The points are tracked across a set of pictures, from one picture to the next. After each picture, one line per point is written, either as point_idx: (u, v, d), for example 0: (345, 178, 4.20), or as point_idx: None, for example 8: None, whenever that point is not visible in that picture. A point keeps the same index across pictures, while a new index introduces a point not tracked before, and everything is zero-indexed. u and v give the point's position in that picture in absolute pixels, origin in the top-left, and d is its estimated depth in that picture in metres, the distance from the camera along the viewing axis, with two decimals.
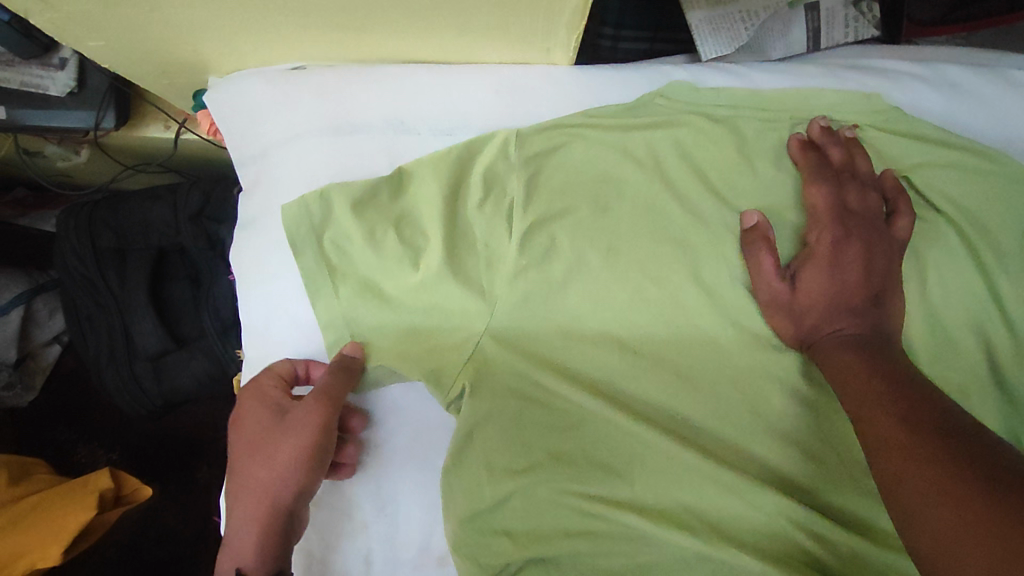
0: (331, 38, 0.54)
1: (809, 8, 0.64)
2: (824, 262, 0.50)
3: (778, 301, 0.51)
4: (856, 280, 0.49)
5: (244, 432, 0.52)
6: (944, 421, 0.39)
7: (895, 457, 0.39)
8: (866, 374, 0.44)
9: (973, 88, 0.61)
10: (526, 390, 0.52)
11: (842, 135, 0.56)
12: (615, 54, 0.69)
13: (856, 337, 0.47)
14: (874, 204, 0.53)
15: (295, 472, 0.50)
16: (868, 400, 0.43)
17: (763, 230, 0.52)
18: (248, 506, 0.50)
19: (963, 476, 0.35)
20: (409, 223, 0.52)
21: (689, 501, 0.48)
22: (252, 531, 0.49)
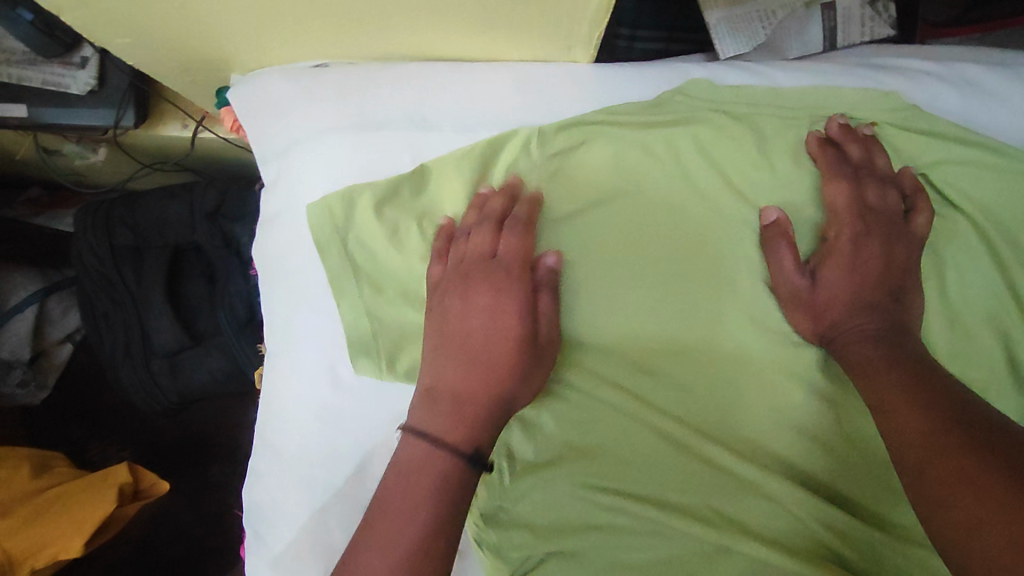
0: (352, 35, 0.55)
1: (824, 6, 0.64)
2: (846, 258, 0.51)
3: (798, 297, 0.51)
4: (878, 276, 0.50)
5: (482, 326, 0.47)
6: (966, 415, 0.39)
7: (918, 450, 0.39)
8: (889, 369, 0.45)
9: (993, 87, 0.60)
10: (549, 383, 0.52)
11: (861, 132, 0.56)
12: (632, 54, 0.69)
13: (878, 332, 0.47)
14: (893, 201, 0.53)
15: (535, 385, 0.48)
16: (892, 394, 0.43)
17: (784, 226, 0.52)
18: (484, 407, 0.45)
19: (984, 467, 0.35)
20: (432, 219, 0.53)
21: (710, 496, 0.49)
22: (489, 432, 0.45)
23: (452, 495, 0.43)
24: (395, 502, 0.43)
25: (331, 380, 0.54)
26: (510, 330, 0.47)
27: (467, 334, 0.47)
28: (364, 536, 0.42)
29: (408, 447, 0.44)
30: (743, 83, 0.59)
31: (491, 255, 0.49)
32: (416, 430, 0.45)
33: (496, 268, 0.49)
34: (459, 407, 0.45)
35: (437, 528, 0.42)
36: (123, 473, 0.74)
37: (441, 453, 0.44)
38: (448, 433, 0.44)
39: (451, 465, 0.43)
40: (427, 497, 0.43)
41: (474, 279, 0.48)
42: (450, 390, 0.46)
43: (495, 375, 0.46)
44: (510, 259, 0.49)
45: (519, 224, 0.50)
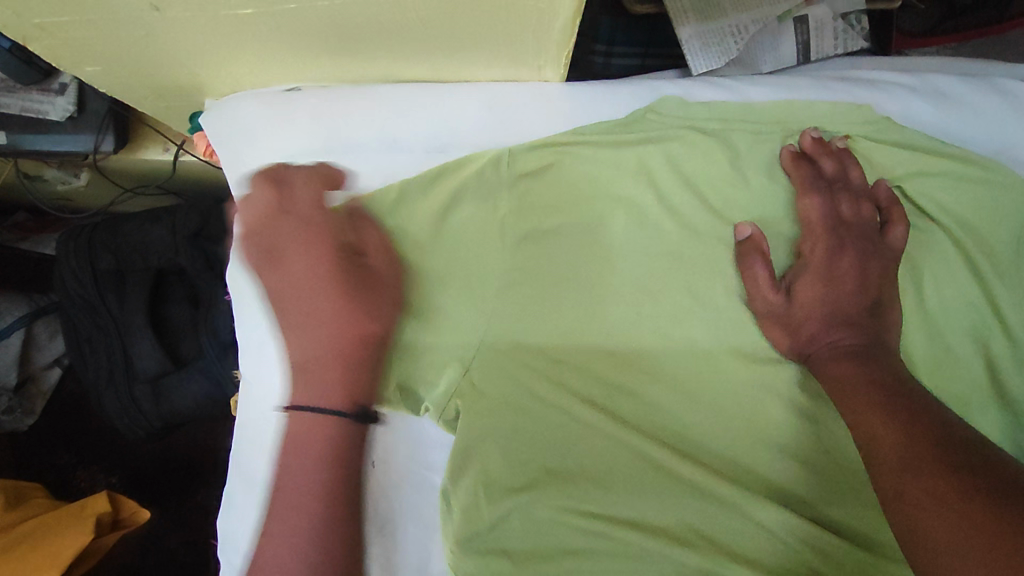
0: (319, 60, 0.54)
1: (798, 19, 0.62)
2: (818, 272, 0.50)
3: (774, 312, 0.51)
4: (851, 291, 0.49)
5: (297, 284, 0.50)
6: (946, 434, 0.39)
7: (897, 468, 0.38)
8: (866, 387, 0.44)
9: (974, 99, 0.57)
10: (524, 403, 0.52)
11: (835, 146, 0.55)
12: (609, 70, 0.72)
13: (851, 347, 0.47)
14: (867, 214, 0.53)
15: (386, 307, 0.52)
16: (870, 410, 0.43)
17: (758, 242, 0.52)
18: (340, 358, 0.50)
19: (973, 489, 0.34)
20: (400, 240, 0.53)
21: (689, 518, 0.48)
22: (356, 375, 0.50)
23: (338, 463, 0.49)
24: (289, 477, 0.48)
25: None
26: (327, 275, 0.50)
27: (295, 292, 0.50)
28: (263, 540, 0.47)
29: (291, 428, 0.50)
30: (716, 98, 0.58)
31: (285, 210, 0.52)
32: (293, 407, 0.49)
33: (289, 223, 0.51)
34: (309, 364, 0.50)
35: (328, 498, 0.48)
36: (102, 503, 0.73)
37: (328, 425, 0.49)
38: (326, 400, 0.49)
39: (320, 425, 0.49)
40: (309, 475, 0.48)
41: (278, 240, 0.51)
42: (316, 359, 0.50)
43: (322, 323, 0.50)
44: (306, 208, 0.52)
45: (309, 181, 0.53)
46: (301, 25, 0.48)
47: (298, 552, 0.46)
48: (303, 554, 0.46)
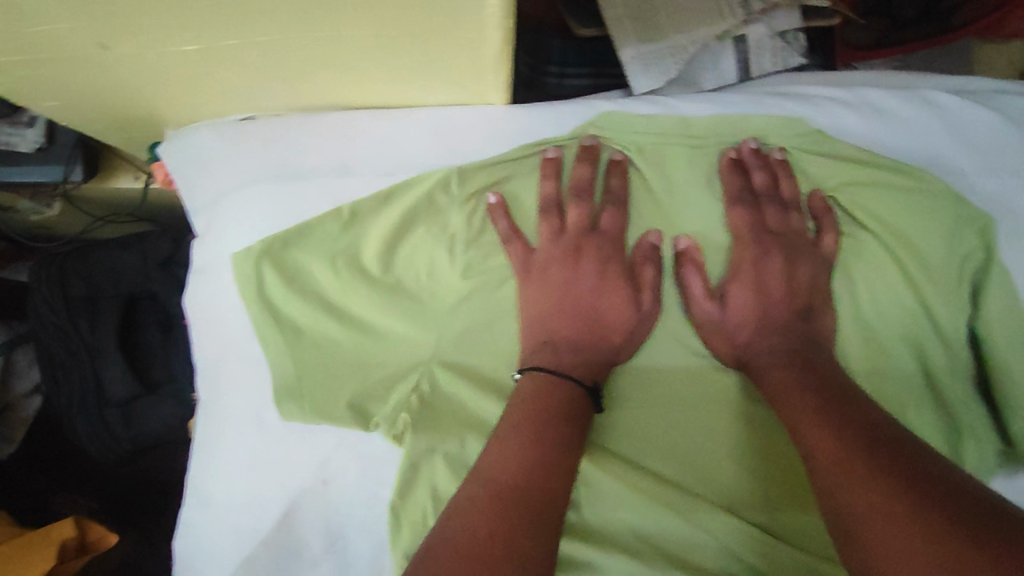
0: (267, 93, 0.55)
1: (736, 38, 0.63)
2: (751, 280, 0.53)
3: (709, 322, 0.53)
4: (781, 298, 0.52)
5: (591, 286, 0.52)
6: (873, 433, 0.41)
7: (833, 459, 0.40)
8: (802, 387, 0.46)
9: (902, 112, 0.58)
10: (473, 417, 0.53)
11: (772, 157, 0.56)
12: (563, 90, 0.74)
13: (783, 352, 0.50)
14: (796, 224, 0.55)
15: (647, 304, 0.53)
16: (808, 407, 0.45)
17: (693, 253, 0.54)
18: (596, 354, 0.51)
19: (909, 479, 0.37)
20: (352, 260, 0.54)
21: (631, 521, 0.51)
22: (599, 362, 0.51)
23: (568, 419, 0.47)
24: (528, 411, 0.47)
25: (258, 425, 0.55)
26: (622, 294, 0.52)
27: (579, 290, 0.52)
28: (492, 448, 0.45)
29: (524, 386, 0.49)
30: (656, 113, 0.57)
31: (589, 226, 0.54)
32: (534, 368, 0.50)
33: (583, 239, 0.53)
34: (575, 354, 0.51)
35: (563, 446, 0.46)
36: (67, 528, 0.74)
37: (565, 387, 0.49)
38: (573, 371, 0.50)
39: (577, 395, 0.49)
40: (549, 419, 0.46)
41: (579, 246, 0.53)
42: (566, 342, 0.51)
43: (607, 316, 0.52)
44: (611, 226, 0.54)
45: (618, 197, 0.54)
46: (246, 65, 0.49)
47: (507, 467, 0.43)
48: (511, 469, 0.43)
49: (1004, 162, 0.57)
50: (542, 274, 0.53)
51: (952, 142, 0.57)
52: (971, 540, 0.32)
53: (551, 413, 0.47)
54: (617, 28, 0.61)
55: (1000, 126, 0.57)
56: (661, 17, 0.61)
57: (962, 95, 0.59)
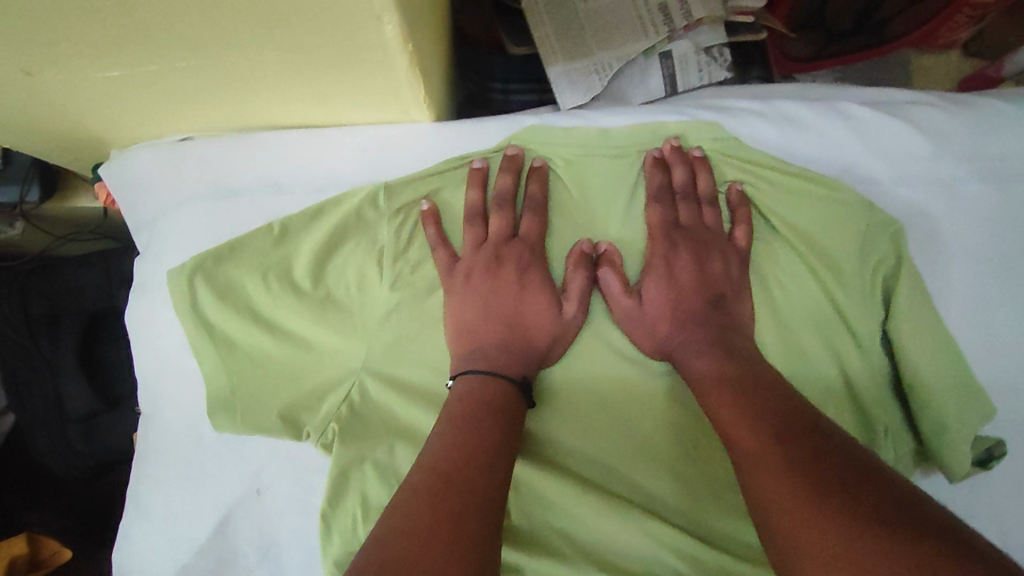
0: (199, 115, 0.56)
1: (662, 54, 0.65)
2: (667, 275, 0.55)
3: (629, 316, 0.55)
4: (694, 291, 0.55)
5: (513, 292, 0.54)
6: (796, 427, 0.43)
7: (752, 454, 0.43)
8: (723, 382, 0.49)
9: (817, 124, 0.60)
10: (402, 425, 0.55)
11: (692, 154, 0.58)
12: (510, 105, 0.77)
13: (700, 344, 0.53)
14: (710, 220, 0.57)
15: (571, 310, 0.55)
16: (730, 402, 0.47)
17: (612, 254, 0.56)
18: (524, 355, 0.53)
19: (815, 469, 0.39)
20: (284, 273, 0.56)
21: (554, 520, 0.55)
22: (526, 362, 0.53)
23: (506, 413, 0.49)
24: (464, 412, 0.48)
25: (194, 437, 0.56)
26: (546, 300, 0.54)
27: (504, 296, 0.54)
28: (431, 447, 0.46)
29: (458, 388, 0.50)
30: (574, 125, 0.59)
31: (511, 234, 0.55)
32: (465, 372, 0.51)
33: (503, 248, 0.55)
34: (503, 357, 0.53)
35: (497, 442, 0.46)
36: None
37: (497, 385, 0.50)
38: (505, 372, 0.52)
39: (510, 393, 0.51)
40: (487, 419, 0.48)
41: (502, 255, 0.55)
42: (495, 346, 0.53)
43: (532, 320, 0.54)
44: (531, 235, 0.55)
45: (537, 203, 0.56)
46: (171, 89, 0.50)
47: (442, 459, 0.44)
48: (444, 460, 0.44)
49: (914, 170, 0.59)
50: (467, 283, 0.54)
51: (863, 150, 0.59)
52: (885, 531, 0.34)
53: (488, 413, 0.48)
54: (544, 48, 0.64)
55: (912, 136, 0.60)
56: (586, 35, 0.64)
57: (874, 106, 0.61)
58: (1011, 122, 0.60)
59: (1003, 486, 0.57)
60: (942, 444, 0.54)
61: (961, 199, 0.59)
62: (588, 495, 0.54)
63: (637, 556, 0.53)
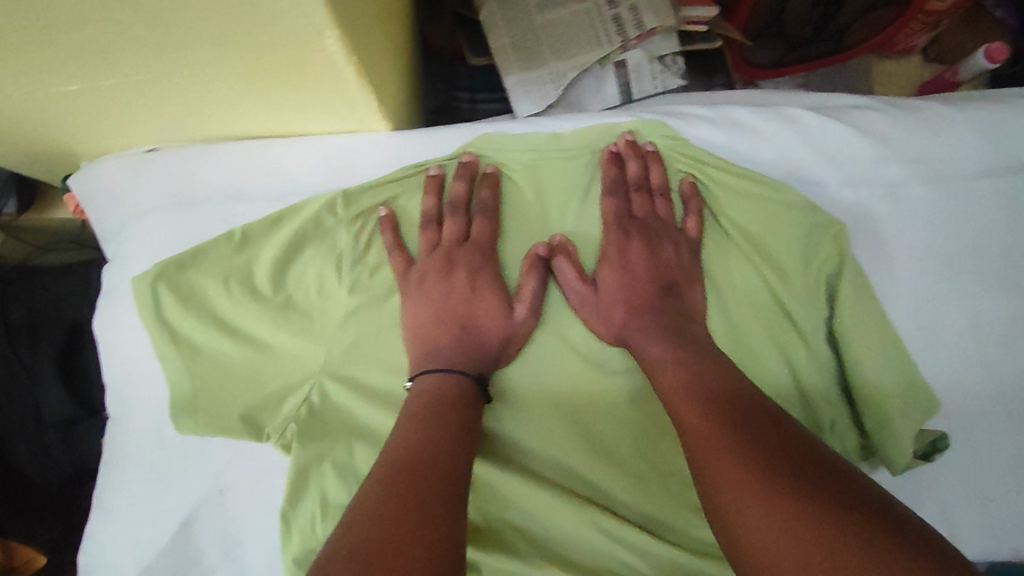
0: (162, 126, 0.58)
1: (616, 63, 0.67)
2: (620, 263, 0.57)
3: (584, 302, 0.56)
4: (645, 276, 0.57)
5: (465, 296, 0.56)
6: (746, 409, 0.46)
7: (704, 441, 0.44)
8: (675, 366, 0.50)
9: (763, 128, 0.62)
10: (361, 425, 0.56)
11: (644, 149, 0.60)
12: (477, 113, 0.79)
13: (652, 326, 0.54)
14: (660, 210, 0.59)
15: (523, 311, 0.56)
16: (681, 386, 0.49)
17: (564, 245, 0.57)
18: (479, 355, 0.54)
19: (766, 459, 0.41)
20: (245, 278, 0.57)
21: (509, 516, 0.56)
22: (481, 360, 0.54)
23: (465, 402, 0.51)
24: (425, 404, 0.50)
25: (159, 439, 0.57)
26: (498, 301, 0.56)
27: (457, 299, 0.56)
28: (394, 439, 0.47)
29: (419, 386, 0.51)
30: (528, 131, 0.60)
31: (463, 237, 0.57)
32: (424, 371, 0.52)
33: (455, 253, 0.57)
34: (460, 356, 0.54)
35: (456, 431, 0.48)
36: None
37: (455, 381, 0.52)
38: (463, 369, 0.53)
39: (467, 389, 0.52)
40: (445, 410, 0.49)
41: (454, 259, 0.56)
42: (451, 346, 0.54)
43: (485, 321, 0.55)
44: (482, 238, 0.57)
45: (487, 207, 0.58)
46: (130, 101, 0.52)
47: (403, 449, 0.46)
48: (406, 450, 0.46)
49: (858, 172, 0.61)
50: (421, 287, 0.56)
51: (808, 154, 0.61)
52: (826, 514, 0.36)
53: (448, 403, 0.50)
54: (502, 58, 0.66)
55: (856, 138, 0.61)
56: (542, 46, 0.66)
57: (821, 111, 0.63)
58: (950, 125, 0.62)
59: (950, 478, 0.59)
60: (885, 437, 0.55)
61: (904, 200, 0.61)
62: (542, 491, 0.55)
63: (591, 551, 0.54)
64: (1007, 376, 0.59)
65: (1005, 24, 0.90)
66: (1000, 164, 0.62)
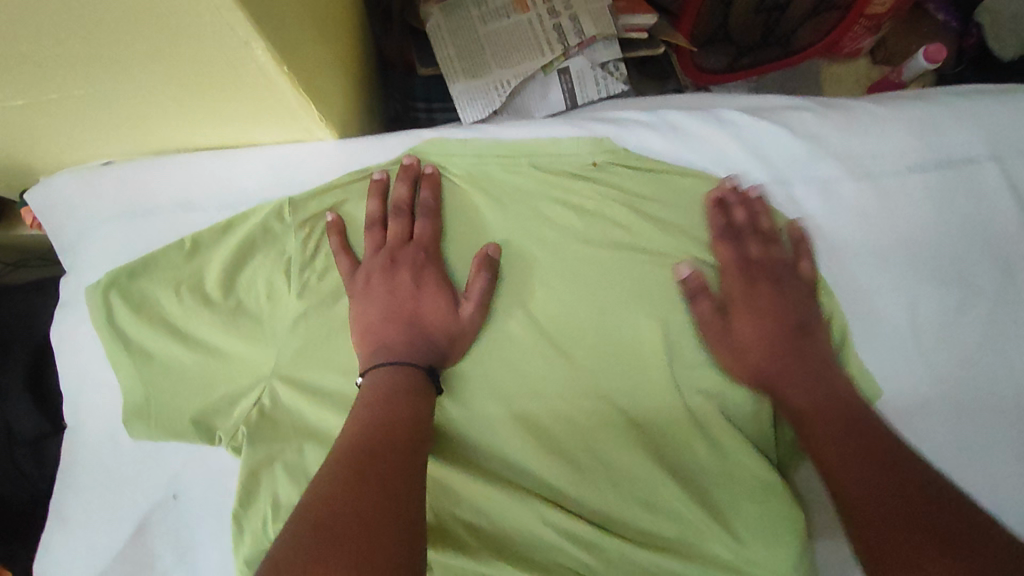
0: (113, 140, 0.60)
1: (559, 71, 0.70)
2: (764, 300, 0.58)
3: (721, 338, 0.57)
4: (778, 321, 0.58)
5: (409, 293, 0.56)
6: (899, 476, 0.49)
7: (871, 499, 0.48)
8: (826, 421, 0.53)
9: (698, 130, 0.64)
10: (310, 427, 0.57)
11: (749, 194, 0.62)
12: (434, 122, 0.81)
13: (796, 376, 0.56)
14: (777, 253, 0.60)
15: (471, 308, 0.56)
16: (841, 442, 0.52)
17: (700, 279, 0.58)
18: (428, 350, 0.54)
19: (931, 529, 0.44)
20: (195, 285, 0.59)
21: (460, 512, 0.54)
22: (430, 356, 0.54)
23: (419, 393, 0.51)
24: (392, 406, 0.49)
25: (113, 446, 0.58)
26: (444, 299, 0.56)
27: (404, 297, 0.56)
28: (347, 424, 0.48)
29: (370, 383, 0.51)
30: (470, 137, 0.63)
31: (407, 236, 0.58)
32: (373, 368, 0.52)
33: (399, 252, 0.57)
34: (409, 353, 0.54)
35: (406, 414, 0.49)
36: None
37: (403, 374, 0.52)
38: (412, 363, 0.53)
39: (416, 382, 0.52)
40: (407, 402, 0.50)
41: (398, 258, 0.57)
42: (401, 342, 0.54)
43: (434, 320, 0.55)
44: (424, 237, 0.58)
45: (429, 207, 0.59)
46: (73, 115, 0.54)
47: (353, 434, 0.47)
48: (353, 435, 0.47)
49: (791, 171, 0.63)
50: (368, 287, 0.56)
51: (742, 152, 0.63)
52: None
53: (419, 391, 0.51)
54: (448, 67, 0.70)
55: (786, 137, 0.64)
56: (486, 55, 0.69)
57: (755, 113, 0.65)
58: (878, 122, 0.64)
59: None
60: None
61: (836, 196, 0.62)
62: (491, 489, 0.54)
63: (539, 546, 0.53)
64: (944, 366, 0.60)
65: (947, 26, 0.95)
66: (929, 158, 0.63)
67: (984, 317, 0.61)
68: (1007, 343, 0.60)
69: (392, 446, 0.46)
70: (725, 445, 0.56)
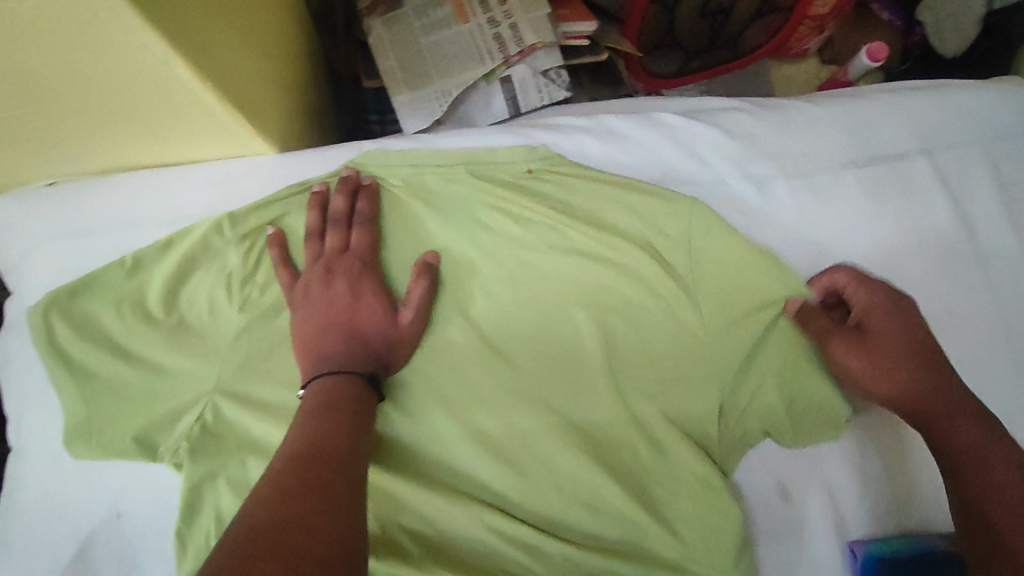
0: (51, 162, 0.60)
1: (501, 79, 0.72)
2: (902, 317, 0.57)
3: (856, 354, 0.56)
4: (910, 340, 0.57)
5: (348, 300, 0.56)
6: None
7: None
8: (975, 442, 0.51)
9: (634, 134, 0.65)
10: (253, 440, 0.57)
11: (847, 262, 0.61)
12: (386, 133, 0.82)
13: (931, 386, 0.54)
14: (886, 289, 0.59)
15: (411, 315, 0.57)
16: (1003, 489, 0.48)
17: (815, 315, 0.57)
18: (370, 358, 0.54)
19: None
20: (138, 303, 0.59)
21: (404, 520, 0.54)
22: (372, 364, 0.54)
23: (359, 400, 0.51)
24: (332, 413, 0.49)
25: (55, 468, 0.58)
26: (383, 307, 0.56)
27: (343, 306, 0.55)
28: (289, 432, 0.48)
29: (312, 395, 0.50)
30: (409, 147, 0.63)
31: (344, 246, 0.59)
32: (315, 380, 0.52)
33: (337, 262, 0.58)
34: (350, 361, 0.53)
35: (345, 421, 0.49)
36: None
37: (341, 382, 0.51)
38: (353, 371, 0.52)
39: (357, 389, 0.51)
40: (346, 410, 0.49)
41: (336, 268, 0.57)
42: (341, 351, 0.53)
43: (375, 328, 0.55)
44: (362, 246, 0.59)
45: (367, 217, 0.60)
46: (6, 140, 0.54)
47: (294, 441, 0.47)
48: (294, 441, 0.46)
49: (729, 170, 0.64)
50: (307, 299, 0.56)
51: (679, 154, 0.64)
52: None
53: (357, 399, 0.51)
54: (390, 78, 0.70)
55: (720, 137, 0.65)
56: (427, 66, 0.70)
57: (690, 115, 0.66)
58: (811, 120, 0.65)
59: (840, 463, 0.59)
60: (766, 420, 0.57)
61: (773, 195, 0.63)
62: (432, 496, 0.54)
63: (482, 551, 0.54)
64: None
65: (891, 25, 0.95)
66: (861, 155, 0.65)
67: (923, 307, 0.61)
68: (944, 332, 0.61)
69: (330, 453, 0.46)
70: (667, 444, 0.57)
